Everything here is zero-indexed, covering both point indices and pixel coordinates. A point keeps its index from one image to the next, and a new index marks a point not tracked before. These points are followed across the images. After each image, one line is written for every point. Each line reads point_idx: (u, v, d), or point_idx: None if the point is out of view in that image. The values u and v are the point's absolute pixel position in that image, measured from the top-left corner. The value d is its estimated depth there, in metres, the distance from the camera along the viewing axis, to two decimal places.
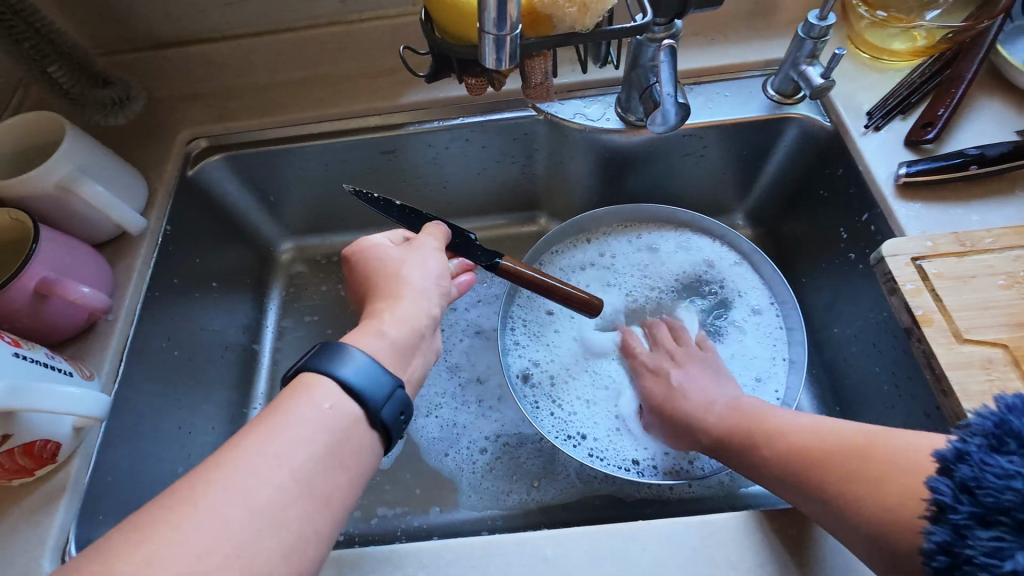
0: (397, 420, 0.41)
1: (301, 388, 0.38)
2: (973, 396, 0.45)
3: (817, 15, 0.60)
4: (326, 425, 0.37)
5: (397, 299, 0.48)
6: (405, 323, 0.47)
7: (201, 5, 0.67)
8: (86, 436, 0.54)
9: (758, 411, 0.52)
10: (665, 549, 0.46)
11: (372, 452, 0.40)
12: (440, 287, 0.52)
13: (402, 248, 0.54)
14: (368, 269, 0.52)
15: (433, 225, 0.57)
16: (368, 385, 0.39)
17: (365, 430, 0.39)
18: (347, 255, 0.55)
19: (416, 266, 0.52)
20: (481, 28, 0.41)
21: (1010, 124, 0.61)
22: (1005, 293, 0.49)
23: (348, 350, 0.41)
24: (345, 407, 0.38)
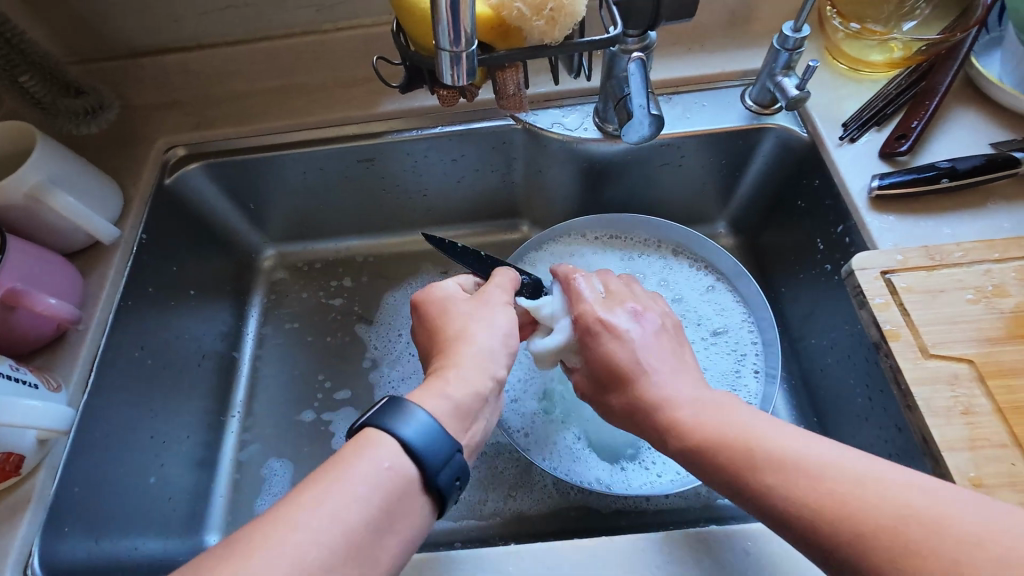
0: (452, 486, 0.39)
1: (363, 444, 0.38)
2: (938, 412, 0.45)
3: (792, 26, 0.60)
4: (383, 485, 0.36)
5: (462, 358, 0.46)
6: (468, 386, 0.45)
7: (176, 14, 0.68)
8: (52, 448, 0.54)
9: (727, 414, 0.43)
10: (630, 565, 0.46)
11: (425, 516, 0.38)
12: (506, 346, 0.49)
13: (472, 301, 0.52)
14: (438, 318, 0.51)
15: (503, 272, 0.56)
16: (430, 448, 0.38)
17: (418, 493, 0.38)
18: (412, 300, 0.53)
19: (483, 321, 0.50)
20: (438, 44, 0.41)
21: (985, 136, 0.61)
22: (974, 307, 0.49)
23: (412, 407, 0.39)
24: (403, 466, 0.38)
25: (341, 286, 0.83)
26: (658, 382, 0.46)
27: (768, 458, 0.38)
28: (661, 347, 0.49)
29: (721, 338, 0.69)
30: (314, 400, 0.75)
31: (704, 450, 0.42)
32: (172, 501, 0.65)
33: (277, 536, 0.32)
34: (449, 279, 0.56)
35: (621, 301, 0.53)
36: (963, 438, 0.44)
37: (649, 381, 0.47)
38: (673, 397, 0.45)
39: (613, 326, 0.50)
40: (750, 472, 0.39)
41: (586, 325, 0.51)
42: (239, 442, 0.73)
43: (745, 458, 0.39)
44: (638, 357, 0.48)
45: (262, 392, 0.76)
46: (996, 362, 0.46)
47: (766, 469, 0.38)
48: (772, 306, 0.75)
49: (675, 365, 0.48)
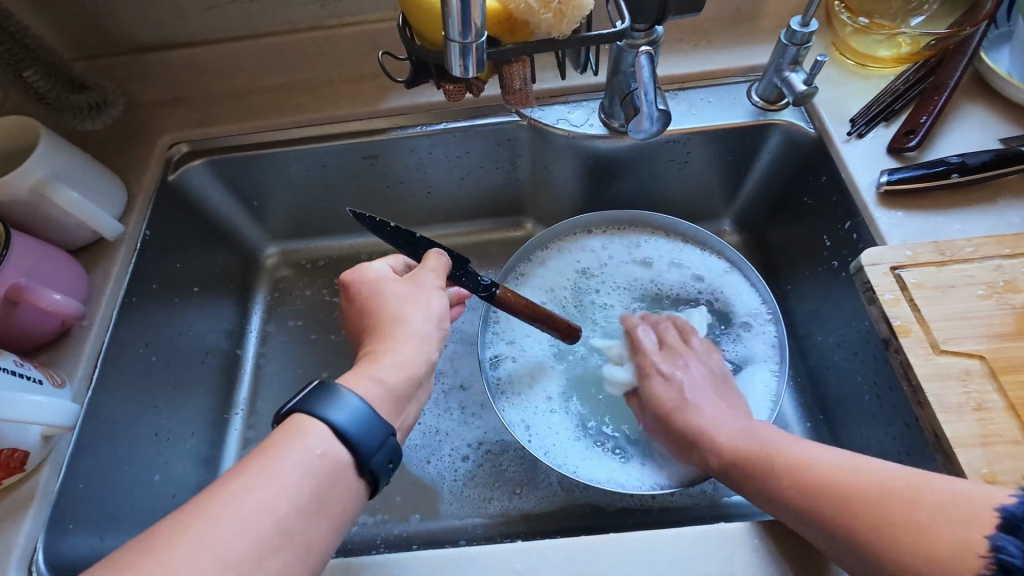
0: (384, 468, 0.40)
1: (293, 432, 0.37)
2: (950, 408, 0.45)
3: (800, 21, 0.60)
4: (316, 472, 0.36)
5: (397, 341, 0.47)
6: (403, 369, 0.45)
7: (182, 9, 0.68)
8: (56, 444, 0.53)
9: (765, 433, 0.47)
10: (637, 562, 0.45)
11: (356, 499, 0.39)
12: (437, 329, 0.49)
13: (405, 283, 0.51)
14: (370, 302, 0.50)
15: (435, 253, 0.54)
16: (359, 431, 0.38)
17: (351, 477, 0.38)
18: (343, 281, 0.53)
19: (418, 303, 0.50)
20: (447, 36, 0.41)
21: (994, 131, 0.60)
22: (985, 303, 0.49)
23: (343, 392, 0.39)
24: (334, 452, 0.38)
25: None
26: (704, 415, 0.51)
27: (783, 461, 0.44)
28: (711, 388, 0.54)
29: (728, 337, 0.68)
30: None
31: (730, 460, 0.47)
32: (176, 498, 0.64)
33: (218, 526, 0.32)
34: (380, 260, 0.55)
35: (676, 351, 0.58)
36: (975, 434, 0.44)
37: (693, 413, 0.51)
38: (716, 423, 0.50)
39: (667, 373, 0.56)
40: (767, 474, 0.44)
41: (647, 362, 0.58)
42: (243, 439, 0.73)
43: (764, 460, 0.45)
44: (685, 395, 0.53)
45: (266, 389, 0.76)
46: (1008, 358, 0.46)
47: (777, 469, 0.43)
48: (779, 303, 0.75)
49: (722, 402, 0.52)
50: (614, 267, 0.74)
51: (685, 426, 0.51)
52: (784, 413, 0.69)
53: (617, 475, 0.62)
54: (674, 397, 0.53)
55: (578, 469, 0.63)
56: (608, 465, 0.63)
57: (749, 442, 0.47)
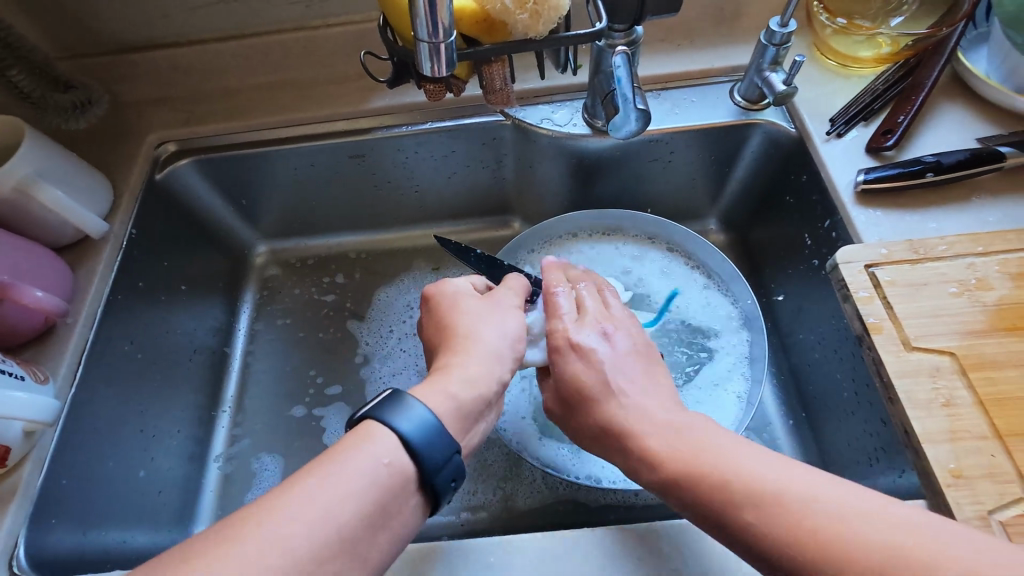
0: (446, 485, 0.39)
1: (362, 439, 0.38)
2: (919, 404, 0.45)
3: (779, 21, 0.60)
4: (381, 481, 0.36)
5: (468, 357, 0.46)
6: (474, 386, 0.45)
7: (167, 10, 0.68)
8: (39, 440, 0.54)
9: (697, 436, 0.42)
10: (610, 556, 0.46)
11: (415, 513, 0.38)
12: (513, 348, 0.49)
13: (484, 300, 0.52)
14: (446, 317, 0.51)
15: (515, 276, 0.57)
16: (428, 444, 0.38)
17: (413, 490, 0.38)
18: (427, 295, 0.54)
19: (491, 321, 0.50)
20: (416, 36, 0.42)
21: (972, 131, 0.61)
22: (957, 300, 0.49)
23: (413, 403, 0.40)
24: (402, 463, 0.38)
25: (332, 282, 0.83)
26: (626, 403, 0.46)
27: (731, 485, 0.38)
28: (633, 363, 0.49)
29: (717, 342, 0.68)
30: (305, 396, 0.75)
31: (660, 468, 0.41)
32: (162, 495, 0.65)
33: (273, 521, 0.32)
34: (461, 278, 0.56)
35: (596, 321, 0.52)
36: (944, 430, 0.44)
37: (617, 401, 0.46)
38: (640, 419, 0.44)
39: (581, 346, 0.50)
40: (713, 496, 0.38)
41: (560, 337, 0.51)
42: (230, 437, 0.73)
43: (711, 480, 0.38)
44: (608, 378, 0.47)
45: (253, 387, 0.76)
46: (977, 355, 0.47)
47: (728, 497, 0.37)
48: (763, 302, 0.75)
49: (645, 379, 0.48)
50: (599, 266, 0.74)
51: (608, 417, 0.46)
52: (766, 410, 0.70)
53: (602, 472, 0.62)
54: (596, 380, 0.47)
55: (564, 468, 0.63)
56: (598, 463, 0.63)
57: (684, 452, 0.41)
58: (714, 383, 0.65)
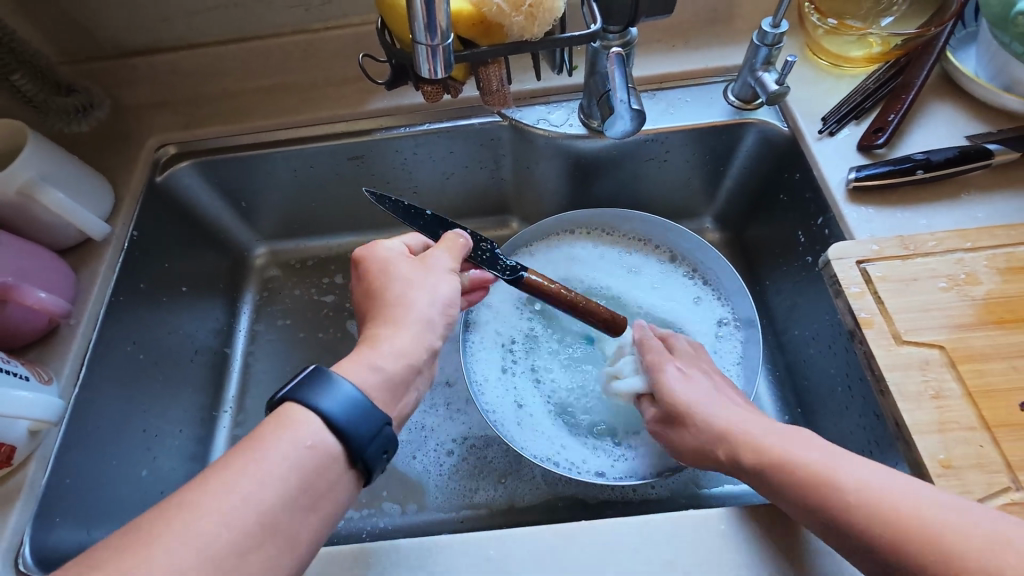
0: (376, 459, 0.40)
1: (283, 422, 0.37)
2: (909, 397, 0.46)
3: (771, 22, 0.61)
4: (304, 466, 0.36)
5: (399, 327, 0.46)
6: (404, 357, 0.45)
7: (166, 13, 0.69)
8: (43, 439, 0.55)
9: (786, 429, 0.46)
10: (609, 550, 0.46)
11: (345, 490, 0.39)
12: (444, 315, 0.49)
13: (416, 265, 0.51)
14: (376, 283, 0.50)
15: (452, 237, 0.55)
16: (353, 420, 0.39)
17: (342, 470, 0.38)
18: (356, 257, 0.52)
19: (424, 288, 0.49)
20: (414, 38, 0.43)
21: (961, 128, 0.62)
22: (946, 295, 0.50)
23: (336, 379, 0.39)
24: (325, 443, 0.38)
25: (333, 283, 0.83)
26: (721, 410, 0.50)
27: (804, 472, 0.41)
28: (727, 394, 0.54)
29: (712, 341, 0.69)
30: None
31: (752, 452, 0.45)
32: (164, 495, 0.65)
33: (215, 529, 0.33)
34: (396, 239, 0.54)
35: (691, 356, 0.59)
36: (933, 421, 0.45)
37: (710, 407, 0.51)
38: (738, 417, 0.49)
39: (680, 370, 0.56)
40: (791, 483, 0.41)
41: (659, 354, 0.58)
42: (231, 437, 0.74)
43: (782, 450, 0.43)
44: (707, 395, 0.52)
45: (254, 387, 0.77)
46: (967, 348, 0.47)
47: (811, 488, 0.40)
48: (758, 299, 0.76)
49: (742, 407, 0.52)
50: (603, 263, 0.76)
51: (693, 422, 0.51)
52: (762, 405, 0.71)
53: (567, 454, 0.65)
54: (693, 395, 0.52)
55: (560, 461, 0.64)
56: (566, 444, 0.65)
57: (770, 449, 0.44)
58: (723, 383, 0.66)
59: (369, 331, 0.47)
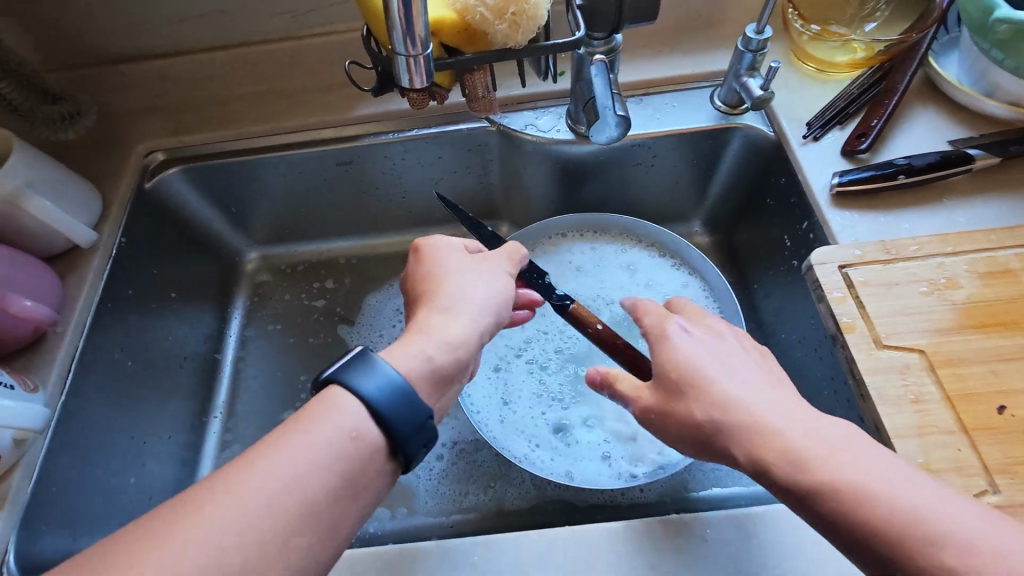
0: (417, 452, 0.39)
1: (326, 406, 0.37)
2: (890, 401, 0.47)
3: (754, 28, 0.62)
4: (346, 453, 0.36)
5: (450, 315, 0.46)
6: (454, 347, 0.44)
7: (155, 21, 0.69)
8: (29, 448, 0.55)
9: (841, 441, 0.38)
10: (592, 555, 0.47)
11: (386, 482, 0.39)
12: (497, 314, 0.49)
13: (476, 259, 0.52)
14: (429, 268, 0.50)
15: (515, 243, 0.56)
16: (396, 410, 0.38)
17: (383, 461, 0.38)
18: (417, 245, 0.53)
19: (482, 279, 0.50)
20: (394, 48, 0.43)
21: (943, 133, 0.63)
22: (927, 299, 0.51)
23: (382, 365, 0.39)
24: (367, 430, 0.37)
25: (323, 287, 0.83)
26: (739, 391, 0.41)
27: (879, 513, 0.34)
28: (742, 359, 0.44)
29: None
30: (296, 401, 0.75)
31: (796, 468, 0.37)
32: (152, 502, 0.65)
33: None
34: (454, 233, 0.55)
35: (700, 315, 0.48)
36: (913, 425, 0.46)
37: (724, 388, 0.41)
38: (766, 411, 0.40)
39: (682, 334, 0.45)
40: (852, 518, 0.35)
41: (660, 318, 0.47)
42: (221, 443, 0.73)
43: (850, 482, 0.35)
44: (714, 365, 0.43)
45: (244, 393, 0.77)
46: (947, 352, 0.48)
47: (884, 532, 0.34)
48: (747, 302, 0.77)
49: (759, 379, 0.42)
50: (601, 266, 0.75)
51: (705, 407, 0.41)
52: None
53: (540, 454, 0.65)
54: (696, 369, 0.42)
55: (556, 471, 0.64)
56: (541, 444, 0.66)
57: (815, 462, 0.37)
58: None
59: (418, 314, 0.47)
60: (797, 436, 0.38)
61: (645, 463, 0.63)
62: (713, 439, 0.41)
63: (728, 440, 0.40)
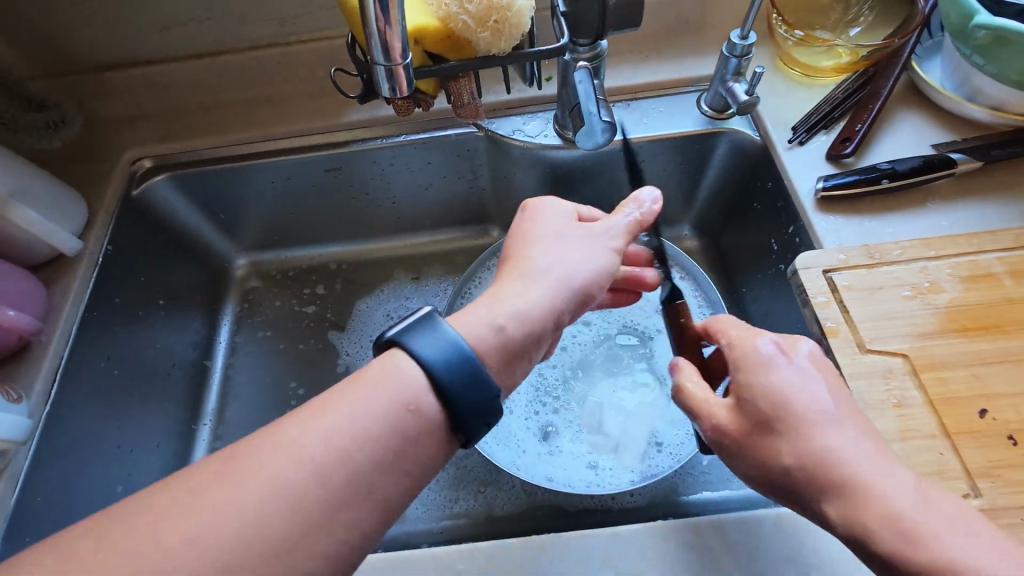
0: (478, 431, 0.39)
1: (386, 375, 0.37)
2: (873, 405, 0.47)
3: (739, 33, 0.62)
4: (401, 425, 0.36)
5: (534, 283, 0.45)
6: (528, 320, 0.43)
7: (141, 28, 0.69)
8: (12, 458, 0.55)
9: (940, 511, 0.36)
10: (578, 562, 0.46)
11: (441, 457, 0.38)
12: (581, 289, 0.47)
13: (576, 225, 0.50)
14: (523, 232, 0.50)
15: (632, 203, 0.53)
16: (461, 383, 0.37)
17: (439, 436, 0.38)
18: (526, 207, 0.53)
19: (578, 247, 0.48)
20: (373, 59, 0.44)
21: (927, 137, 0.63)
22: (909, 303, 0.51)
23: (446, 333, 0.39)
24: (427, 402, 0.37)
25: (313, 293, 0.83)
26: (840, 440, 0.38)
27: None
28: (838, 396, 0.41)
29: None
30: (285, 407, 0.75)
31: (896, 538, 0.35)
32: None
33: None
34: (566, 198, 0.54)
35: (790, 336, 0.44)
36: (895, 430, 0.46)
37: (824, 435, 0.38)
38: (867, 470, 0.37)
39: (775, 365, 0.41)
40: None
41: (746, 344, 0.43)
42: (210, 450, 0.73)
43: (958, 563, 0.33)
44: (813, 407, 0.39)
45: (234, 400, 0.76)
46: (929, 356, 0.48)
47: None
48: (736, 305, 0.77)
49: (857, 423, 0.40)
50: None
51: (802, 453, 0.39)
52: None
53: (525, 461, 0.66)
54: (792, 408, 0.39)
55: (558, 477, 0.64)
56: (527, 450, 0.67)
57: (919, 535, 0.35)
58: (677, 437, 0.66)
59: (498, 281, 0.46)
60: (897, 501, 0.36)
61: (629, 474, 0.64)
62: (798, 485, 0.39)
63: (821, 491, 0.38)
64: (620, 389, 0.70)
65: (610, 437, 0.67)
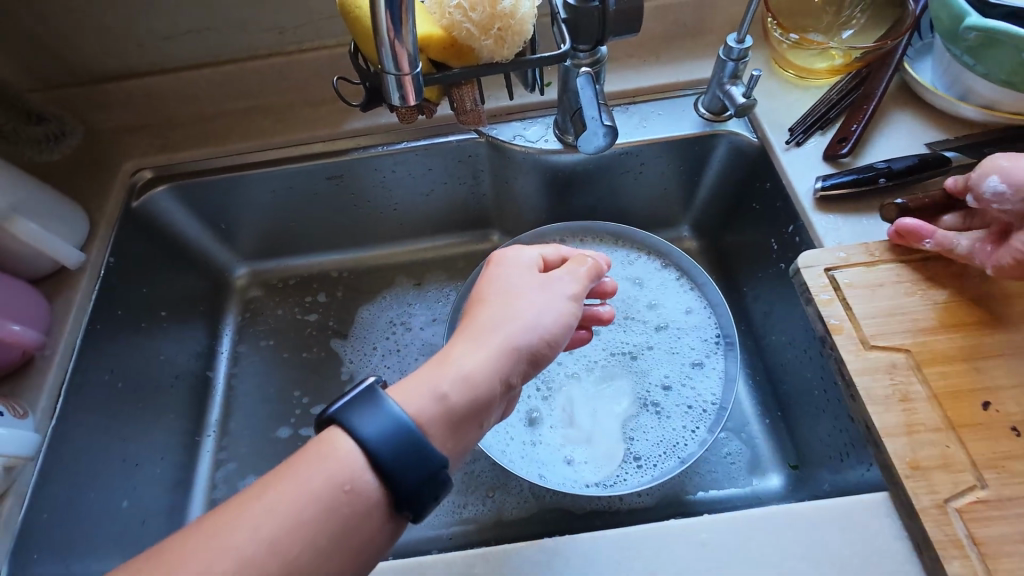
0: (424, 506, 0.37)
1: (322, 452, 0.37)
2: (877, 400, 0.48)
3: (736, 37, 0.63)
4: (337, 506, 0.35)
5: (484, 347, 0.44)
6: (470, 388, 0.42)
7: (140, 39, 0.69)
8: (17, 476, 0.54)
9: None
10: (590, 563, 0.47)
11: (389, 534, 0.37)
12: (540, 342, 0.47)
13: (538, 278, 0.50)
14: (485, 286, 0.50)
15: (589, 258, 0.54)
16: (400, 458, 0.36)
17: (383, 515, 0.37)
18: (492, 260, 0.53)
19: (536, 303, 0.48)
20: (383, 68, 0.44)
21: (920, 136, 0.64)
22: (911, 300, 0.52)
23: (386, 404, 0.38)
24: (365, 482, 0.36)
25: (315, 301, 0.83)
26: None
27: None
28: None
29: (701, 369, 0.71)
30: (291, 417, 0.75)
31: None
32: (145, 524, 0.64)
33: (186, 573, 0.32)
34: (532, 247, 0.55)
35: None
36: (900, 424, 0.47)
37: None
38: None
39: None
40: None
41: None
42: (215, 461, 0.72)
43: None
44: None
45: (237, 410, 0.76)
46: (930, 351, 0.49)
47: None
48: (738, 305, 0.78)
49: None
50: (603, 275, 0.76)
51: None
52: (741, 410, 0.72)
53: (513, 449, 0.65)
54: None
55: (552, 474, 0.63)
56: (515, 438, 0.66)
57: None
58: (658, 449, 0.66)
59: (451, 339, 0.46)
60: None
61: (604, 474, 0.64)
62: None
63: None
64: (624, 400, 0.70)
65: (581, 429, 0.67)
